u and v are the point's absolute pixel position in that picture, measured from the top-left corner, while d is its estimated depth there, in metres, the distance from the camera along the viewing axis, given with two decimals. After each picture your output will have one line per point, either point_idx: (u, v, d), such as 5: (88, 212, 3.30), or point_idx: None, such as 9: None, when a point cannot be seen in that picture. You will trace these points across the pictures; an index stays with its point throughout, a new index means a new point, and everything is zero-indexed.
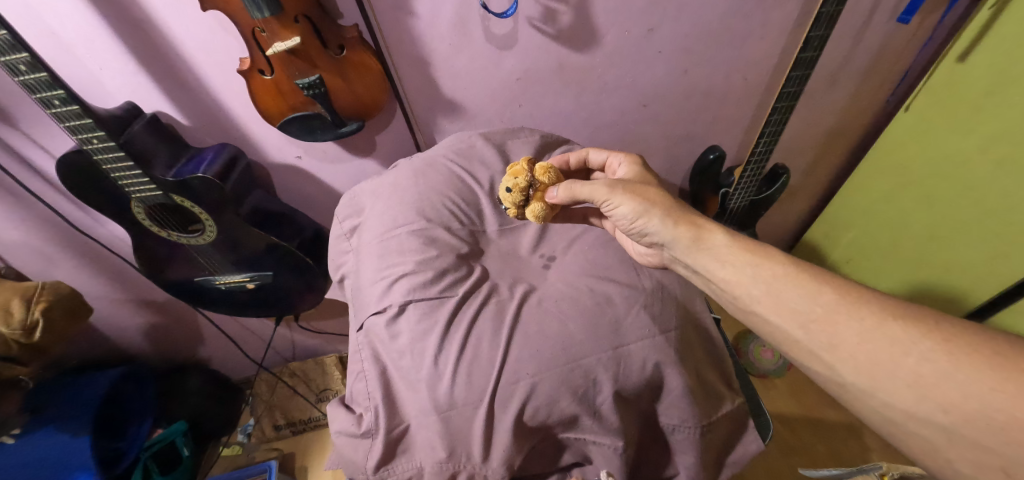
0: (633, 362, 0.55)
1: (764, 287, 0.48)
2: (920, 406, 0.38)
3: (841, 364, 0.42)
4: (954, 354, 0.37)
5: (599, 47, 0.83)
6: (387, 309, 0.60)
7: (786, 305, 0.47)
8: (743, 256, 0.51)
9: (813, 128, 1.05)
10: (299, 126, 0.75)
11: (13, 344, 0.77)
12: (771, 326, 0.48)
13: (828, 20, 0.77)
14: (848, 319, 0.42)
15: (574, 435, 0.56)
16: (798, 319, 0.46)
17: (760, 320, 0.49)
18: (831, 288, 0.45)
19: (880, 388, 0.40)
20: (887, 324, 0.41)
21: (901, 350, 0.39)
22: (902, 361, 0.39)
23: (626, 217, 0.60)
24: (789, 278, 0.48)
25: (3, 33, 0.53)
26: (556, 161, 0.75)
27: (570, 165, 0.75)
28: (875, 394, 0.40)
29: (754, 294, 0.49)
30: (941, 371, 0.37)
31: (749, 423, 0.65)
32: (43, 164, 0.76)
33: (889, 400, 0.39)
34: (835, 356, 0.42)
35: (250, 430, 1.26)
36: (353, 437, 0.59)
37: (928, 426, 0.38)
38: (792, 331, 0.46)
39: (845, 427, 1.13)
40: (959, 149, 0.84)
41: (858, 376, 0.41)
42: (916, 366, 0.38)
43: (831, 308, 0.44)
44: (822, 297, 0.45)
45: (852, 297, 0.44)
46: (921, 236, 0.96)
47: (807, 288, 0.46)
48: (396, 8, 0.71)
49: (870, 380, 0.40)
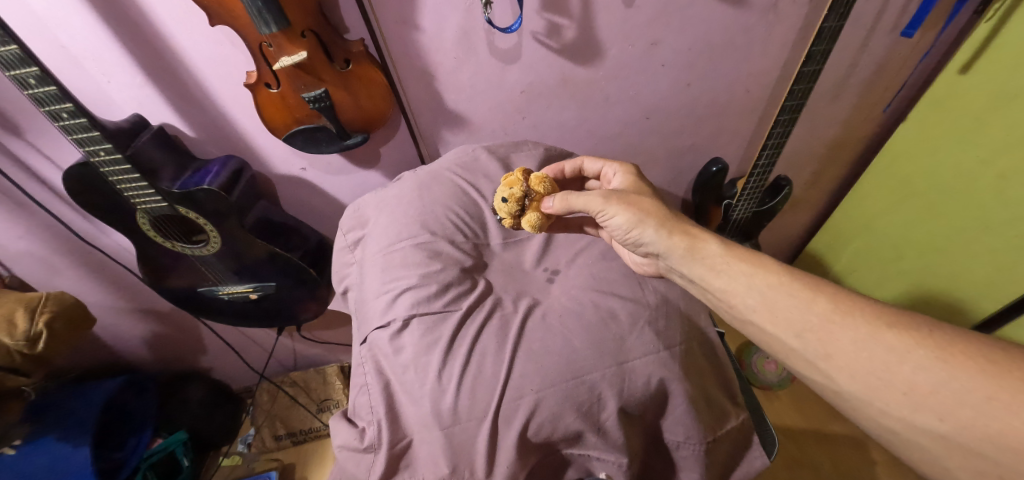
0: (637, 377, 0.54)
1: (760, 296, 0.48)
2: (916, 414, 0.38)
3: (838, 372, 0.42)
4: (949, 362, 0.37)
5: (603, 61, 0.83)
6: (391, 323, 0.60)
7: (781, 314, 0.47)
8: (737, 266, 0.51)
9: (815, 140, 1.05)
10: (303, 138, 0.75)
11: (15, 356, 0.77)
12: (768, 336, 0.48)
13: (830, 34, 0.78)
14: (843, 328, 0.42)
15: (578, 452, 0.55)
16: (793, 329, 0.45)
17: (757, 330, 0.49)
18: (825, 297, 0.45)
19: (876, 397, 0.40)
20: (881, 333, 0.40)
21: (896, 358, 0.39)
22: (897, 369, 0.39)
23: (620, 228, 0.60)
24: (784, 287, 0.47)
25: (13, 47, 0.54)
26: (550, 171, 0.75)
27: (566, 174, 0.75)
28: (872, 402, 0.40)
29: (750, 305, 0.49)
30: (936, 379, 0.37)
31: (753, 438, 0.64)
32: (50, 175, 0.77)
33: (885, 408, 0.39)
34: (832, 366, 0.42)
35: (250, 440, 1.26)
36: (355, 452, 0.58)
37: (925, 434, 0.38)
38: (788, 341, 0.46)
39: (851, 440, 1.12)
40: (961, 159, 0.84)
41: (854, 385, 0.41)
42: (911, 375, 0.38)
43: (826, 317, 0.44)
44: (817, 306, 0.45)
45: (847, 305, 0.43)
46: (922, 245, 0.96)
47: (801, 297, 0.46)
48: (401, 23, 0.72)
49: (866, 389, 0.40)
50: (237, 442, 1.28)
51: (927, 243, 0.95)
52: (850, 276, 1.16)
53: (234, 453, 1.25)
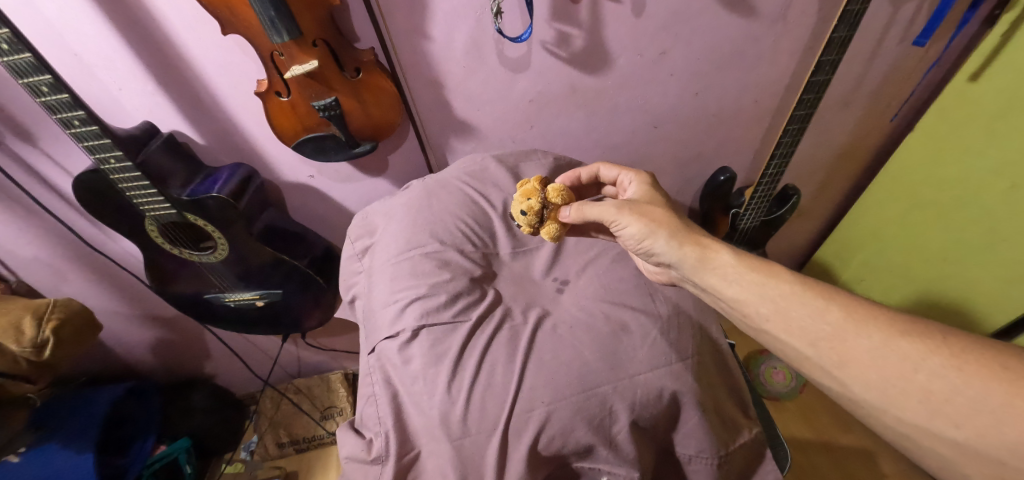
0: (650, 390, 0.53)
1: (772, 305, 0.48)
2: (932, 421, 0.37)
3: (853, 381, 0.41)
4: (963, 370, 0.36)
5: (611, 71, 0.83)
6: (399, 334, 0.59)
7: (794, 323, 0.46)
8: (749, 275, 0.51)
9: (824, 149, 1.05)
10: (312, 146, 0.75)
11: (22, 362, 0.77)
12: (783, 345, 0.47)
13: (840, 44, 0.77)
14: (857, 337, 0.42)
15: (588, 465, 0.54)
16: (806, 337, 0.45)
17: (772, 338, 0.48)
18: (838, 305, 0.44)
19: (892, 404, 0.39)
20: (894, 341, 0.40)
21: (911, 366, 0.38)
22: (912, 377, 0.38)
23: (632, 238, 0.59)
24: (796, 296, 0.47)
25: (28, 56, 0.54)
26: (567, 178, 0.75)
27: (582, 181, 0.75)
28: (887, 410, 0.39)
29: (763, 313, 0.48)
30: (952, 387, 0.36)
31: (766, 452, 0.63)
32: (59, 181, 0.77)
33: (902, 416, 0.39)
34: (846, 374, 0.42)
35: (253, 447, 1.25)
36: (363, 464, 0.57)
37: (942, 442, 0.37)
38: (802, 349, 0.45)
39: (860, 452, 1.11)
40: (971, 167, 0.83)
41: (869, 393, 0.40)
42: (926, 383, 0.37)
43: (839, 326, 0.43)
44: (830, 315, 0.44)
45: (861, 313, 0.43)
46: (931, 255, 0.95)
47: (814, 305, 0.45)
48: (411, 33, 0.72)
49: (881, 397, 0.39)
50: (239, 449, 1.27)
51: (937, 253, 0.94)
52: (858, 286, 1.15)
53: (236, 461, 1.23)
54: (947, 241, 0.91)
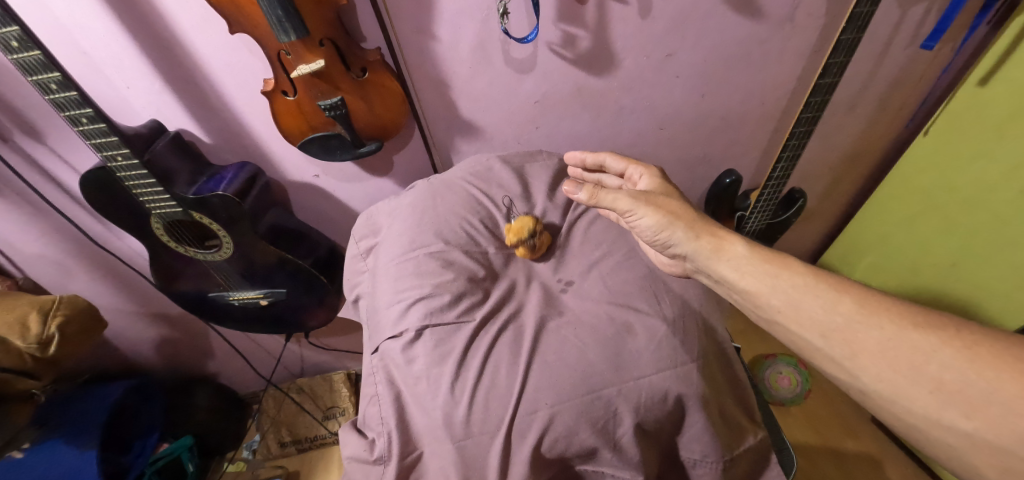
0: (653, 392, 0.53)
1: (784, 296, 0.47)
2: (944, 412, 0.37)
3: (863, 372, 0.41)
4: (976, 362, 0.36)
5: (617, 72, 0.83)
6: (404, 334, 0.59)
7: (806, 314, 0.45)
8: (763, 266, 0.49)
9: (831, 151, 1.04)
10: (318, 146, 0.75)
11: (27, 359, 0.77)
12: (793, 336, 0.47)
13: (848, 46, 0.76)
14: (868, 328, 0.41)
15: (592, 468, 0.54)
16: (818, 329, 0.44)
17: (782, 330, 0.48)
18: (850, 298, 0.44)
19: (902, 395, 0.39)
20: (906, 333, 0.40)
21: (922, 358, 0.38)
22: (923, 368, 0.38)
23: (648, 230, 0.57)
24: (808, 288, 0.46)
25: (37, 53, 0.55)
26: (573, 159, 0.76)
27: (587, 166, 0.75)
28: (897, 401, 0.39)
29: (775, 305, 0.47)
30: (963, 378, 0.36)
31: (771, 456, 0.63)
32: (66, 178, 0.77)
33: (911, 406, 0.38)
34: (856, 365, 0.41)
35: (256, 446, 1.26)
36: (365, 464, 0.57)
37: (952, 433, 0.36)
38: (812, 341, 0.44)
39: (867, 459, 1.10)
40: (984, 169, 0.82)
41: (879, 384, 0.40)
42: (937, 374, 0.37)
43: (851, 316, 0.43)
44: (841, 307, 0.43)
45: (873, 305, 0.43)
46: (942, 261, 0.92)
47: (826, 297, 0.45)
48: (418, 32, 0.72)
49: (892, 388, 0.39)
50: (242, 448, 1.28)
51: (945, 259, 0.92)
52: None
53: (239, 459, 1.25)
54: (952, 243, 0.90)
